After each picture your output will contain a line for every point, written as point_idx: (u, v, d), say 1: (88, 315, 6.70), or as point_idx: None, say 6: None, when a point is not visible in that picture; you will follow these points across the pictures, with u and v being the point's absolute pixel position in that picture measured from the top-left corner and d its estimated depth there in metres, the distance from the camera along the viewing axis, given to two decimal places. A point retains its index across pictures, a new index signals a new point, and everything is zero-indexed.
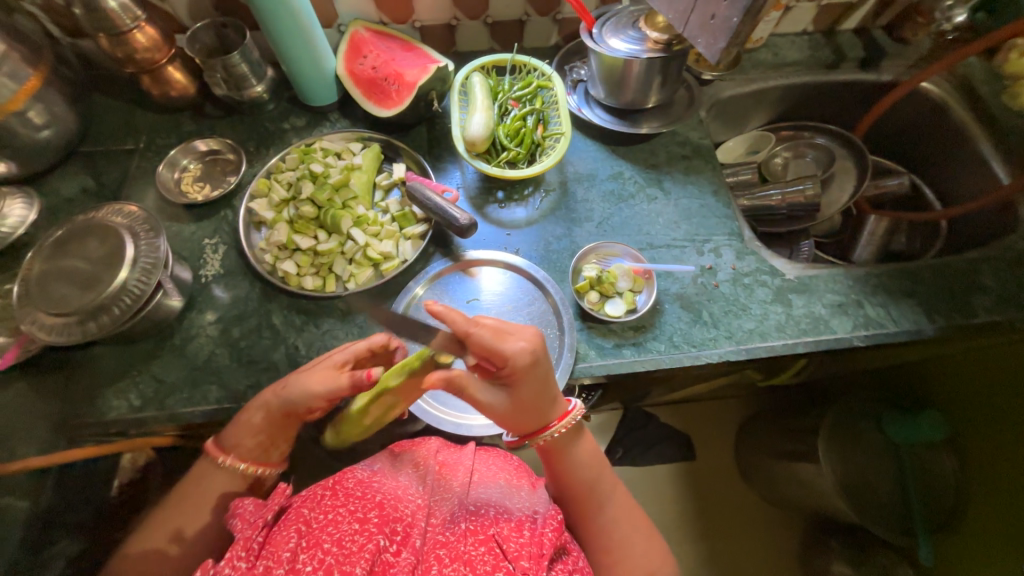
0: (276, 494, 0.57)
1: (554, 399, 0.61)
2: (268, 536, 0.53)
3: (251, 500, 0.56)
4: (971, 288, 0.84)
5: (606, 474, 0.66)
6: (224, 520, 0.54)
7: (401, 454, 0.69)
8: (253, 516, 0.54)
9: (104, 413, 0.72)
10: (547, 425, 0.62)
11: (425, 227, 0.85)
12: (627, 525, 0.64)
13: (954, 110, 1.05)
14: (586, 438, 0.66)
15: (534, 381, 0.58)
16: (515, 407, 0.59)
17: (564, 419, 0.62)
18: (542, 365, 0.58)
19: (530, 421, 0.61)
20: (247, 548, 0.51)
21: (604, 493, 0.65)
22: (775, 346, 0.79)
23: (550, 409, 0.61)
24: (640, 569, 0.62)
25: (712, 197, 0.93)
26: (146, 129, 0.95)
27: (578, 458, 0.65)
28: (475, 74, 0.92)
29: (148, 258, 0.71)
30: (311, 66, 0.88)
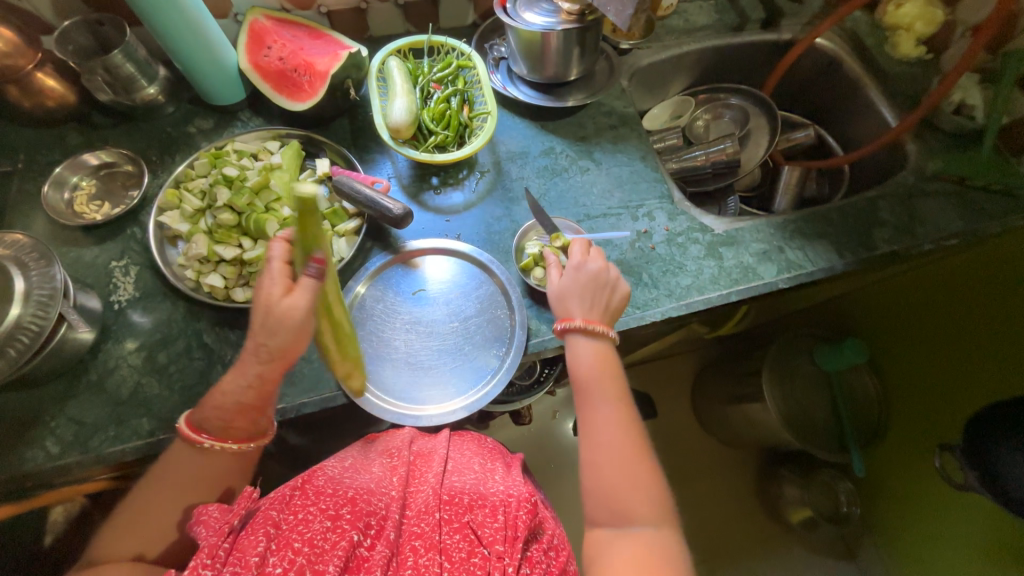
0: (243, 498, 0.53)
1: (595, 306, 0.70)
2: (236, 542, 0.49)
3: (216, 505, 0.53)
4: (873, 224, 0.92)
5: (612, 378, 0.67)
6: (188, 529, 0.51)
7: (375, 448, 0.70)
8: (219, 523, 0.51)
9: (19, 467, 0.65)
10: (574, 317, 0.69)
11: (358, 222, 0.82)
12: (619, 432, 0.64)
13: (846, 63, 1.14)
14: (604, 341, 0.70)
15: (585, 281, 0.71)
16: (556, 292, 0.72)
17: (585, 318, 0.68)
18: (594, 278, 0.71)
19: (562, 307, 0.71)
20: (213, 555, 0.47)
21: (602, 396, 0.66)
22: (711, 298, 0.84)
23: (586, 309, 0.69)
24: (623, 472, 0.61)
25: (641, 162, 0.96)
26: (23, 147, 0.84)
27: (583, 359, 0.68)
28: (392, 58, 0.89)
29: (43, 289, 0.64)
30: (209, 62, 0.81)
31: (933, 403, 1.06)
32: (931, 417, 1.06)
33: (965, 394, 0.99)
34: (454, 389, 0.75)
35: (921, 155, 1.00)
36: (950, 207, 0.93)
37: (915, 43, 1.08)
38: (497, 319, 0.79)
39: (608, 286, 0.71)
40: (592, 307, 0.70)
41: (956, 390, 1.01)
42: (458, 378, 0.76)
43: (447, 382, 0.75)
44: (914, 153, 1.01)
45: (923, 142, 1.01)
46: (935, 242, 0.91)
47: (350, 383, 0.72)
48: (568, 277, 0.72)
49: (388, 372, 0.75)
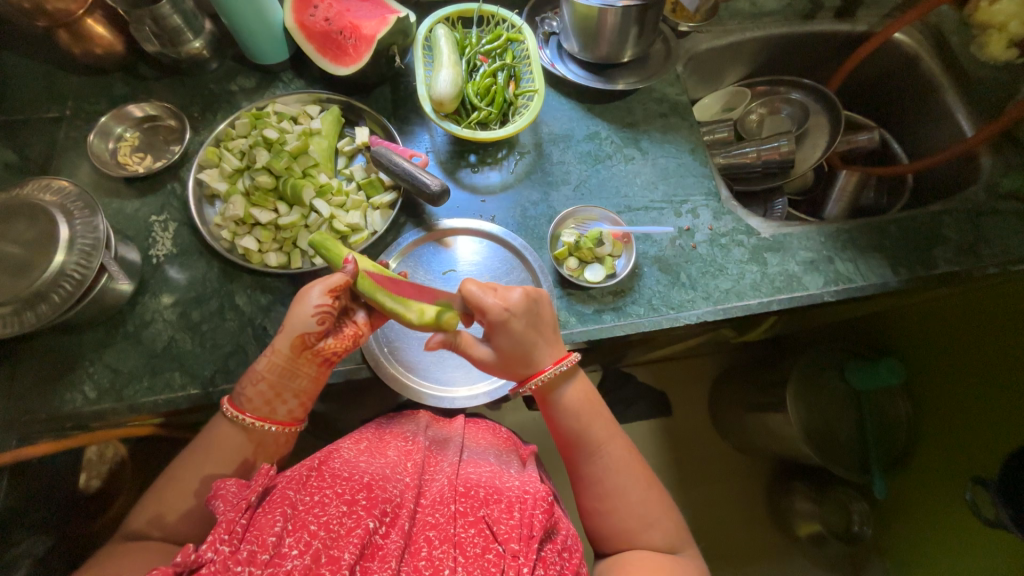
0: (260, 475, 0.55)
1: (547, 340, 0.65)
2: (253, 518, 0.50)
3: (234, 481, 0.54)
4: (935, 240, 0.86)
5: (598, 423, 0.65)
6: (206, 503, 0.52)
7: (389, 430, 0.69)
8: (236, 498, 0.52)
9: (59, 408, 0.67)
10: (539, 369, 0.64)
11: (394, 196, 0.80)
12: (623, 471, 0.64)
13: (924, 61, 1.05)
14: (577, 379, 0.67)
15: (524, 325, 0.62)
16: (509, 350, 0.63)
17: (566, 358, 0.65)
18: (521, 315, 0.62)
19: (525, 366, 0.64)
20: (230, 531, 0.48)
21: (595, 440, 0.65)
22: (750, 305, 0.80)
23: (538, 352, 0.64)
24: (635, 514, 0.61)
25: (689, 155, 0.91)
26: (71, 93, 0.85)
27: (568, 406, 0.65)
28: (440, 26, 0.85)
29: (86, 239, 0.64)
30: (255, 18, 0.79)
31: (970, 433, 1.01)
32: (963, 448, 1.02)
33: (1009, 429, 0.93)
34: (478, 374, 0.75)
35: (997, 170, 0.92)
36: (1022, 230, 0.86)
37: (1006, 46, 0.98)
38: None
39: (537, 308, 0.64)
40: (549, 342, 0.65)
41: (999, 424, 0.95)
42: None
43: (471, 366, 0.75)
44: (989, 167, 0.93)
45: (1002, 156, 0.93)
46: (1003, 266, 0.84)
47: (375, 358, 0.72)
48: (503, 332, 0.62)
49: (414, 347, 0.75)
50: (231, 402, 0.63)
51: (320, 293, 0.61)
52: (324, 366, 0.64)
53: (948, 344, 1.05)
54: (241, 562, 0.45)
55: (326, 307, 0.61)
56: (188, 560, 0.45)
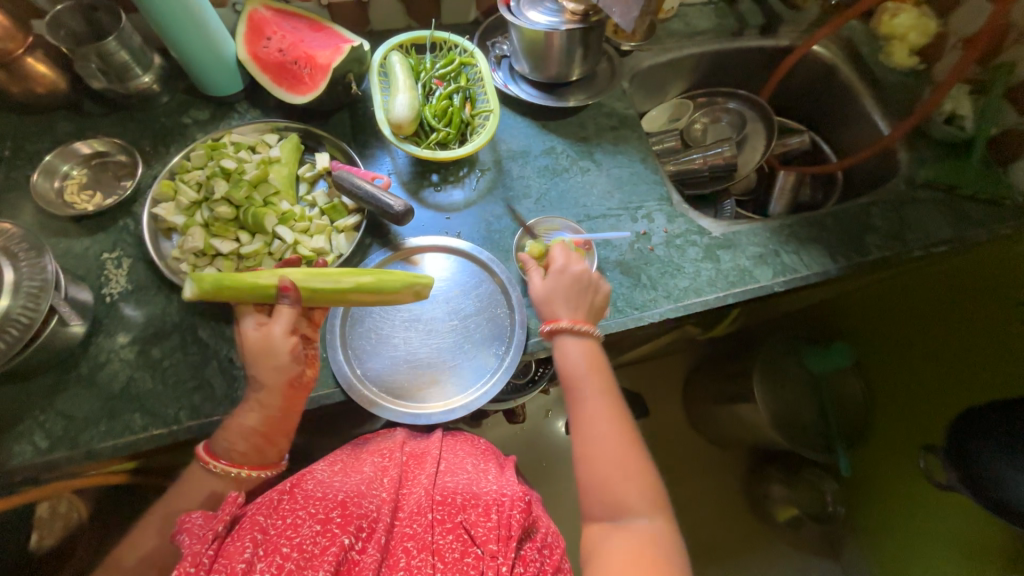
0: (226, 504, 0.52)
1: (579, 306, 0.73)
2: (220, 549, 0.48)
3: (201, 513, 0.52)
4: (865, 229, 0.94)
5: (598, 375, 0.69)
6: (170, 540, 0.50)
7: (366, 449, 0.69)
8: (203, 530, 0.50)
9: (4, 462, 0.63)
10: (559, 317, 0.72)
11: (358, 218, 0.81)
12: (611, 425, 0.66)
13: (841, 70, 1.16)
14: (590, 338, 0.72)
15: (564, 282, 0.74)
16: (542, 295, 0.74)
17: (575, 318, 0.71)
18: (581, 277, 0.74)
19: (547, 308, 0.73)
20: (196, 563, 0.46)
21: (586, 391, 0.68)
22: (708, 300, 0.85)
23: (568, 307, 0.72)
24: (614, 463, 0.63)
25: (641, 165, 0.96)
26: (10, 132, 0.82)
27: (570, 357, 0.70)
28: (394, 53, 0.87)
29: (33, 281, 0.62)
30: (207, 51, 0.80)
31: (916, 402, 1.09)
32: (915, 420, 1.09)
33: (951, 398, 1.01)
34: (453, 389, 0.75)
35: (913, 163, 1.02)
36: (939, 214, 0.96)
37: (908, 54, 1.10)
38: (496, 318, 0.79)
39: (594, 287, 0.75)
40: (577, 307, 0.73)
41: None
42: (458, 376, 0.75)
43: (446, 381, 0.75)
44: (906, 161, 1.03)
45: (915, 151, 1.03)
46: (925, 248, 0.93)
47: (348, 380, 0.71)
48: (549, 282, 0.74)
49: (387, 369, 0.75)
50: (205, 450, 0.61)
51: (285, 333, 0.63)
52: (307, 392, 0.67)
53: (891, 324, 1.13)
54: None
55: (297, 343, 0.64)
56: None
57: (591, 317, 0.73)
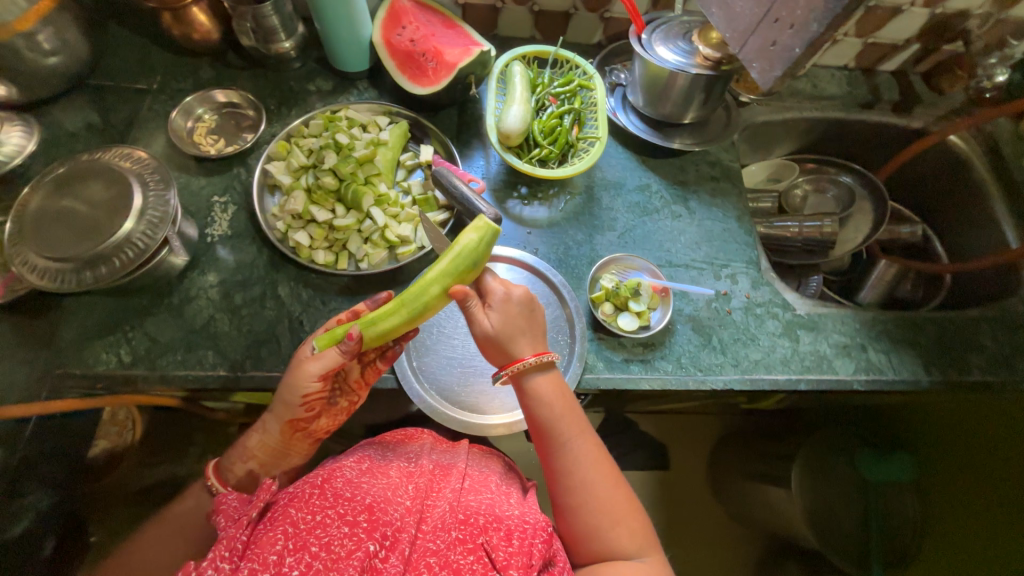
0: (261, 491, 0.55)
1: (532, 336, 0.61)
2: (253, 535, 0.50)
3: (235, 495, 0.56)
4: (969, 346, 0.86)
5: (570, 416, 0.62)
6: (207, 516, 0.54)
7: (390, 453, 0.67)
8: (237, 513, 0.53)
9: (92, 366, 0.69)
10: (520, 357, 0.61)
11: (446, 216, 0.83)
12: (591, 469, 0.61)
13: (975, 166, 1.06)
14: (555, 373, 0.64)
15: (514, 315, 0.61)
16: (495, 333, 0.60)
17: (539, 353, 0.60)
18: (521, 304, 0.61)
19: (504, 351, 0.60)
20: (230, 548, 0.49)
21: (566, 435, 0.62)
22: (778, 380, 0.80)
23: (522, 341, 0.60)
24: (603, 511, 0.59)
25: (735, 222, 0.92)
26: (161, 69, 0.89)
27: (545, 398, 0.62)
28: (517, 63, 0.88)
29: (156, 211, 0.67)
30: (347, 29, 0.84)
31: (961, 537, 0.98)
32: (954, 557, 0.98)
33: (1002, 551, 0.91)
34: (501, 403, 0.74)
35: None
36: None
37: None
38: (556, 343, 0.79)
39: (535, 305, 0.63)
40: (537, 338, 0.62)
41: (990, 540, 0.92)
42: (506, 394, 0.75)
43: (495, 396, 0.75)
44: None
45: None
46: None
47: (403, 371, 0.73)
48: (496, 315, 0.60)
49: (440, 371, 0.75)
50: (215, 471, 0.60)
51: (311, 379, 0.58)
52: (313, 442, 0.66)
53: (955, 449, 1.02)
54: None
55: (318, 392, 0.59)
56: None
57: (546, 340, 0.63)
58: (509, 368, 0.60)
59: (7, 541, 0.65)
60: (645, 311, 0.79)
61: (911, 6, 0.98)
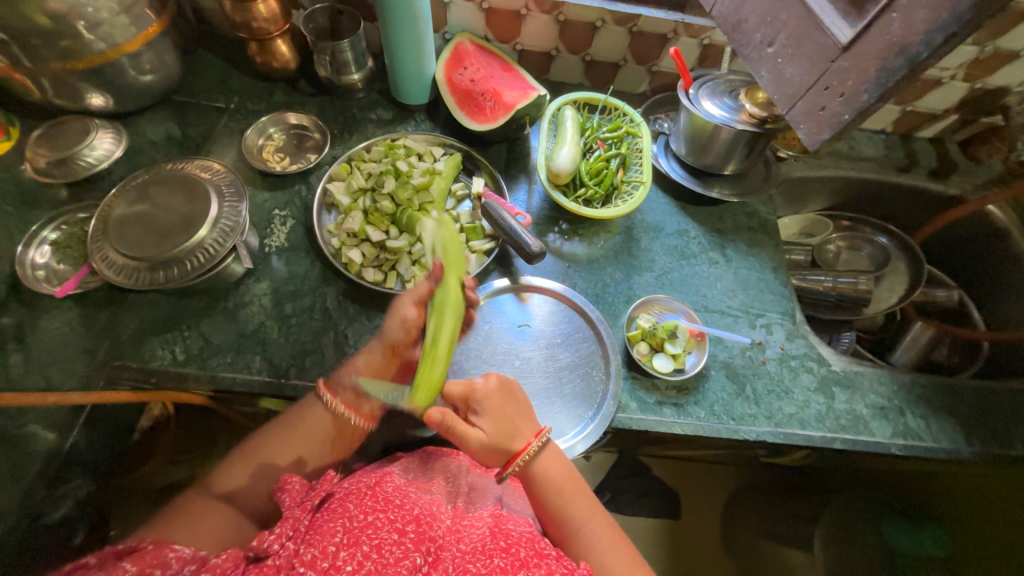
0: (324, 480, 0.59)
1: (524, 419, 0.66)
2: (313, 521, 0.52)
3: (300, 478, 0.57)
4: (1012, 419, 0.84)
5: (579, 498, 0.64)
6: (272, 493, 0.55)
7: (433, 464, 0.69)
8: (301, 497, 0.55)
9: (147, 361, 0.72)
10: (513, 452, 0.64)
11: (492, 245, 0.86)
12: (607, 553, 0.61)
13: (1014, 236, 1.06)
14: (557, 455, 0.66)
15: (499, 406, 0.65)
16: (493, 435, 0.64)
17: (538, 434, 0.64)
18: (500, 393, 0.66)
19: (495, 450, 0.64)
20: (294, 528, 0.51)
21: (577, 520, 0.62)
22: (812, 437, 0.79)
23: (516, 432, 0.64)
24: None
25: (771, 273, 0.94)
26: (239, 91, 0.97)
27: (547, 484, 0.64)
28: (568, 108, 0.94)
29: (228, 220, 0.73)
30: (414, 67, 0.91)
31: None
32: None
33: None
34: None
35: None
36: None
37: None
38: (590, 379, 0.79)
39: (511, 386, 0.68)
40: (527, 421, 0.66)
41: None
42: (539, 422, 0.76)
43: None
44: None
45: None
46: None
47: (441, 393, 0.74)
48: (485, 418, 0.64)
49: None
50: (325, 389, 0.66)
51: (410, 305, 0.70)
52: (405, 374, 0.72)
53: (990, 525, 0.98)
54: (303, 564, 0.46)
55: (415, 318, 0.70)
56: (259, 547, 0.48)
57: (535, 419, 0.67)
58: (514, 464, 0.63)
59: (47, 524, 0.67)
60: (681, 354, 0.80)
61: (952, 79, 1.02)
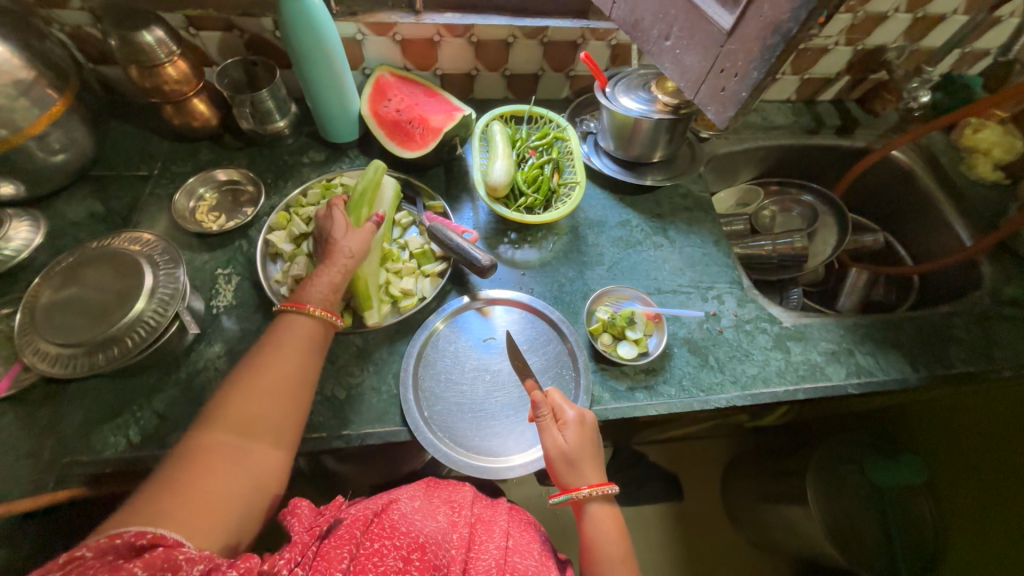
0: (331, 505, 0.54)
1: (596, 463, 0.67)
2: (320, 548, 0.50)
3: (308, 502, 0.53)
4: (947, 340, 0.91)
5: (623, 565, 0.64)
6: (281, 514, 0.51)
7: (438, 493, 0.68)
8: (310, 521, 0.51)
9: (100, 451, 0.68)
10: (581, 484, 0.66)
11: (444, 266, 0.87)
12: None
13: (919, 174, 1.16)
14: (616, 516, 0.67)
15: (585, 438, 0.67)
16: (563, 454, 0.66)
17: (599, 486, 0.65)
18: (589, 429, 0.68)
19: (568, 472, 0.66)
20: (303, 553, 0.47)
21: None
22: (777, 393, 0.83)
23: (585, 469, 0.66)
24: None
25: (713, 247, 0.99)
26: (161, 156, 0.95)
27: (601, 529, 0.65)
28: (496, 123, 0.97)
29: (166, 288, 0.70)
30: (338, 105, 0.91)
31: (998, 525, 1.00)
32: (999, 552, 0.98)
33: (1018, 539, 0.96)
34: (514, 441, 0.75)
35: (998, 277, 0.99)
36: None
37: (992, 168, 1.11)
38: (562, 378, 0.81)
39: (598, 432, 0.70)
40: (598, 468, 0.67)
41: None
42: (520, 433, 0.76)
43: (510, 435, 0.76)
44: (990, 274, 1.01)
45: (1001, 264, 1.01)
46: (1017, 369, 0.88)
47: (415, 422, 0.73)
48: (568, 437, 0.67)
49: (453, 416, 0.76)
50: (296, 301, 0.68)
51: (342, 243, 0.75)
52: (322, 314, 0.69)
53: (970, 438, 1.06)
54: None
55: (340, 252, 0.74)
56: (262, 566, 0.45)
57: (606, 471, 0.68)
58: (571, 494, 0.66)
59: None
60: (642, 338, 0.83)
61: (836, 45, 1.11)
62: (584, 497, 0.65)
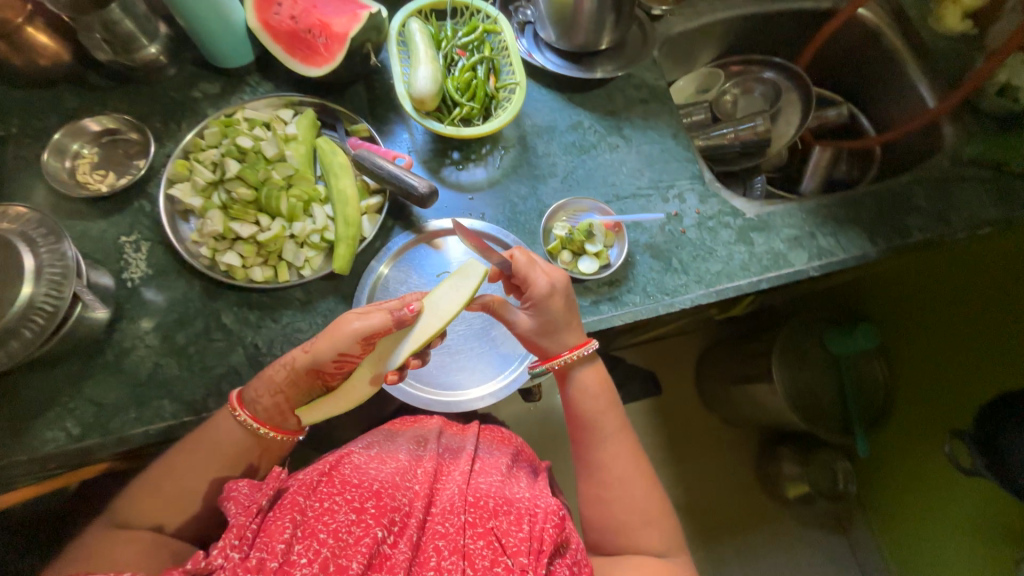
0: (271, 477, 0.53)
1: (572, 328, 0.67)
2: (264, 522, 0.48)
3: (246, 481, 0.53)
4: (907, 210, 0.90)
5: (612, 414, 0.67)
6: (220, 504, 0.52)
7: (401, 434, 0.67)
8: (248, 500, 0.51)
9: (39, 448, 0.63)
10: (560, 351, 0.66)
11: (381, 199, 0.78)
12: (629, 465, 0.65)
13: (886, 34, 1.08)
14: (598, 370, 0.69)
15: (558, 304, 0.65)
16: (536, 325, 0.66)
17: (576, 349, 0.65)
18: (562, 294, 0.66)
19: (547, 343, 0.66)
20: (241, 535, 0.46)
21: (604, 431, 0.66)
22: (741, 285, 0.82)
23: (564, 335, 0.66)
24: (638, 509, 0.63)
25: (672, 141, 0.91)
26: (15, 109, 0.78)
27: (586, 387, 0.67)
28: (414, 21, 0.82)
29: (54, 267, 0.61)
30: (215, 17, 0.75)
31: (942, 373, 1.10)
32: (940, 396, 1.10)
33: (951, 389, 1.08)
34: (483, 372, 0.75)
35: (960, 138, 0.96)
36: (984, 194, 0.91)
37: (961, 17, 1.00)
38: None
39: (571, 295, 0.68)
40: (575, 331, 0.67)
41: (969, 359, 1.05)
42: (487, 361, 0.75)
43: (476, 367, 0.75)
44: (952, 135, 0.97)
45: (963, 124, 0.97)
46: (970, 232, 0.89)
47: None
48: (542, 306, 0.65)
49: None
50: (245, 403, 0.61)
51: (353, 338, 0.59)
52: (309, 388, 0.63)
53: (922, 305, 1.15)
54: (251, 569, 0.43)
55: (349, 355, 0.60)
56: (199, 566, 0.43)
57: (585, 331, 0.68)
58: (551, 362, 0.67)
59: None
60: (603, 249, 0.80)
61: None
62: (567, 363, 0.66)
